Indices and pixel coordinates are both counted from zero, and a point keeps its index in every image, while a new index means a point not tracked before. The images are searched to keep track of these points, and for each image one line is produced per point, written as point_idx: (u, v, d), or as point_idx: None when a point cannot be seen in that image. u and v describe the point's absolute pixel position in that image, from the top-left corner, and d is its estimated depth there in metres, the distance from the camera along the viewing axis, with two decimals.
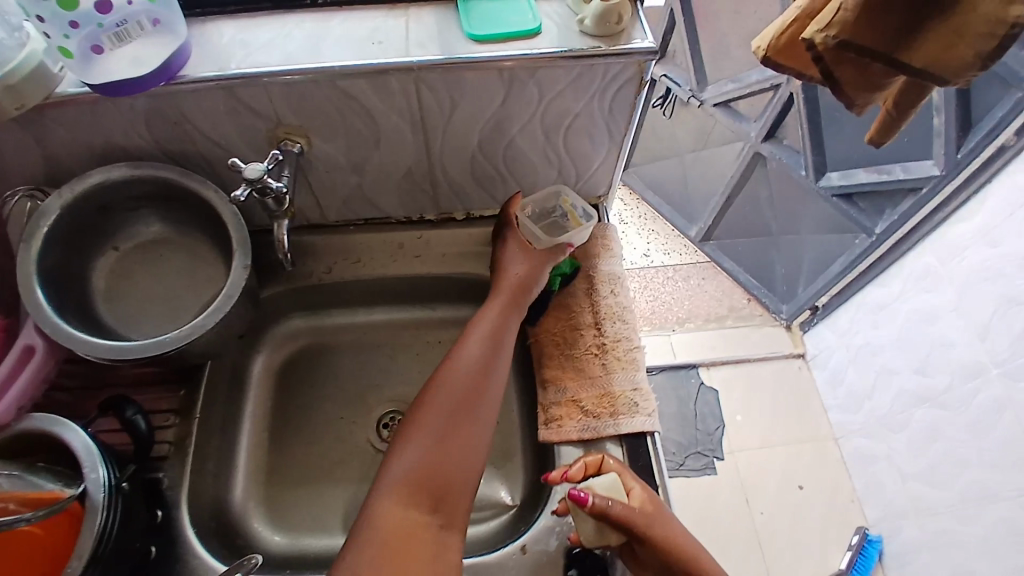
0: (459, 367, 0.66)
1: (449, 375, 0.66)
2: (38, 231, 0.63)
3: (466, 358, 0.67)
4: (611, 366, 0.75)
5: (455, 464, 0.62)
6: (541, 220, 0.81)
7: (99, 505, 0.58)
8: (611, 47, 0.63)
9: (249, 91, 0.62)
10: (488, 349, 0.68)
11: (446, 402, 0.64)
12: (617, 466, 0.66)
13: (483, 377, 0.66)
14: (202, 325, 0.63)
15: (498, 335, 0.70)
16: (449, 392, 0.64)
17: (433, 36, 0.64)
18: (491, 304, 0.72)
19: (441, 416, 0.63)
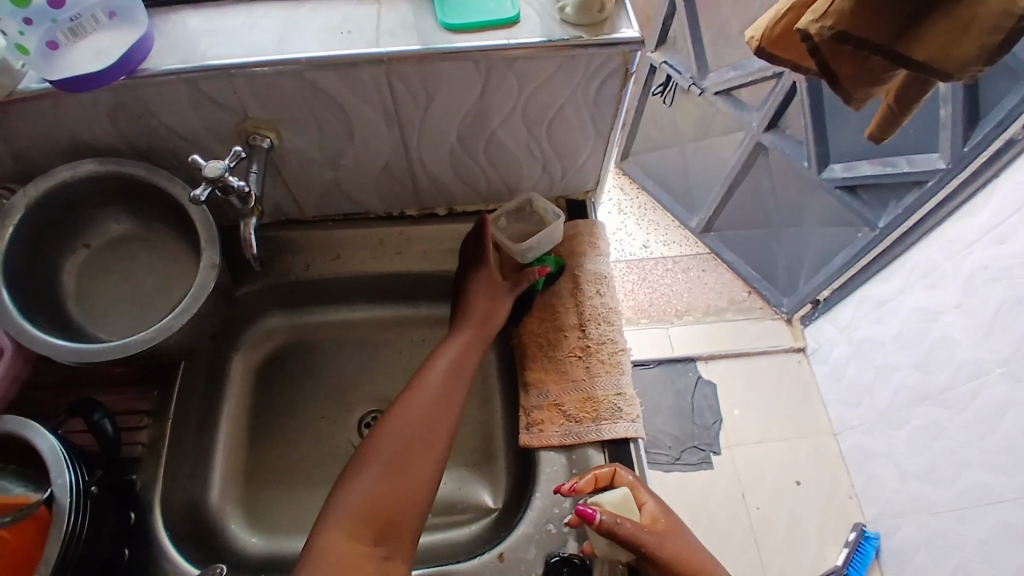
0: (419, 396, 0.66)
1: (408, 403, 0.65)
2: (2, 231, 0.60)
3: (427, 386, 0.67)
4: (594, 369, 0.72)
5: (406, 495, 0.60)
6: (516, 224, 0.80)
7: (65, 509, 0.56)
8: (594, 37, 0.60)
9: (214, 84, 0.59)
10: (450, 378, 0.68)
11: (404, 429, 0.63)
12: (627, 479, 0.64)
13: (444, 406, 0.66)
14: (168, 326, 0.60)
15: (459, 365, 0.69)
16: (406, 420, 0.64)
17: (406, 26, 0.61)
18: (450, 339, 0.71)
19: (397, 444, 0.62)
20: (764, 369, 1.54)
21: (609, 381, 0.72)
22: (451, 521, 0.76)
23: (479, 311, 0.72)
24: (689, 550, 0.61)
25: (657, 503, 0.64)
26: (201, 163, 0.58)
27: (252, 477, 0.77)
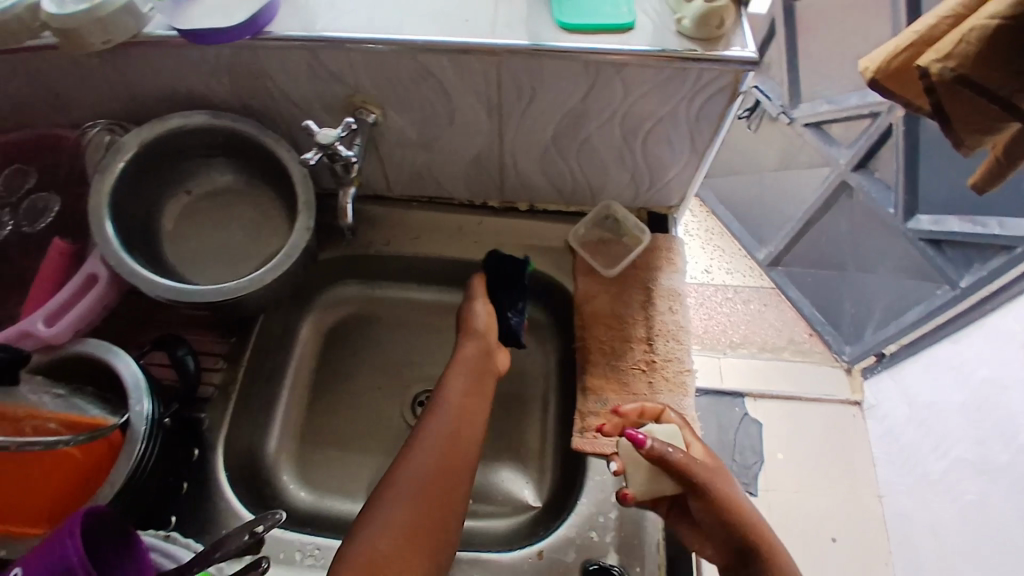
0: (434, 430, 0.67)
1: (425, 438, 0.66)
2: (114, 165, 0.64)
3: (441, 421, 0.68)
4: (618, 379, 0.72)
5: (418, 539, 0.59)
6: (594, 241, 0.80)
7: (138, 436, 0.59)
8: (708, 51, 0.60)
9: (331, 55, 0.62)
10: (463, 411, 0.69)
11: (420, 461, 0.64)
12: (679, 421, 0.68)
13: (462, 437, 0.67)
14: (260, 279, 0.64)
15: (466, 393, 0.70)
16: (421, 453, 0.65)
17: (520, 19, 0.62)
18: (452, 372, 0.72)
19: (410, 485, 0.62)
20: (812, 416, 1.49)
21: (626, 401, 0.71)
22: (489, 511, 0.77)
23: (474, 343, 0.74)
24: (739, 497, 0.62)
25: (706, 452, 0.66)
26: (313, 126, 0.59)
27: (305, 435, 0.80)
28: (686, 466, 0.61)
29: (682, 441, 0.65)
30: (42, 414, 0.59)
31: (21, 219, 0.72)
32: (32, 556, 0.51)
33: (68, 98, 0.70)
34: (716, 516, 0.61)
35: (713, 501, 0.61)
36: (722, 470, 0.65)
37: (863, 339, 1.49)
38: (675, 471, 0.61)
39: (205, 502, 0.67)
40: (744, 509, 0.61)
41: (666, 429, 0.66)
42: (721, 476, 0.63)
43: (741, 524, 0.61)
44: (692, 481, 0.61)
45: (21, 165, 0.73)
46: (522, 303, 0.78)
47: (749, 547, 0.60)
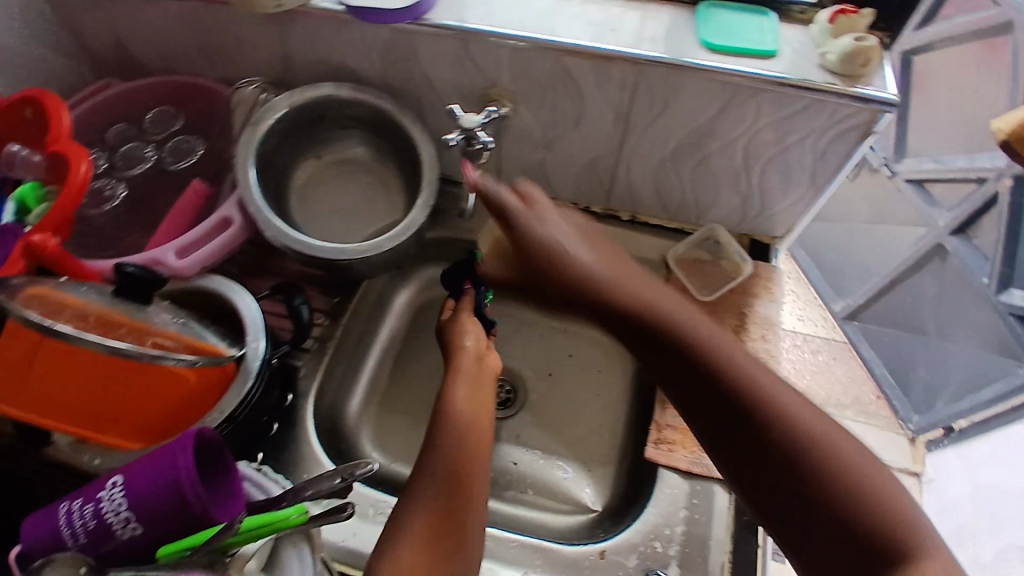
0: (444, 448, 0.64)
1: (434, 455, 0.63)
2: (264, 121, 0.69)
3: (451, 440, 0.64)
4: (588, 252, 0.63)
5: (433, 550, 0.56)
6: (688, 260, 0.80)
7: (251, 372, 0.63)
8: (847, 87, 0.61)
9: (479, 47, 0.65)
10: (470, 426, 0.66)
11: (435, 479, 0.61)
12: (686, 306, 0.58)
13: (473, 450, 0.65)
14: (378, 246, 0.68)
15: (469, 409, 0.68)
16: (433, 471, 0.62)
17: (666, 35, 0.64)
18: (453, 384, 0.70)
19: (427, 491, 0.60)
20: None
21: (620, 274, 0.61)
22: (548, 506, 0.78)
23: (467, 351, 0.74)
24: (756, 373, 0.52)
25: (729, 335, 0.56)
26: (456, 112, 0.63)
27: (383, 401, 0.83)
28: (676, 343, 0.55)
29: (685, 318, 0.56)
30: (177, 337, 0.58)
31: (165, 154, 0.77)
32: (139, 467, 0.53)
33: (225, 53, 0.75)
34: (717, 400, 0.52)
35: (703, 376, 0.53)
36: (743, 350, 0.54)
37: (935, 411, 1.35)
38: (663, 362, 0.55)
39: (291, 444, 0.71)
40: (757, 388, 0.51)
41: (659, 305, 0.58)
42: (736, 356, 0.53)
43: (747, 400, 0.51)
44: (685, 362, 0.54)
45: (172, 107, 0.78)
46: (491, 290, 0.81)
47: (759, 440, 0.50)
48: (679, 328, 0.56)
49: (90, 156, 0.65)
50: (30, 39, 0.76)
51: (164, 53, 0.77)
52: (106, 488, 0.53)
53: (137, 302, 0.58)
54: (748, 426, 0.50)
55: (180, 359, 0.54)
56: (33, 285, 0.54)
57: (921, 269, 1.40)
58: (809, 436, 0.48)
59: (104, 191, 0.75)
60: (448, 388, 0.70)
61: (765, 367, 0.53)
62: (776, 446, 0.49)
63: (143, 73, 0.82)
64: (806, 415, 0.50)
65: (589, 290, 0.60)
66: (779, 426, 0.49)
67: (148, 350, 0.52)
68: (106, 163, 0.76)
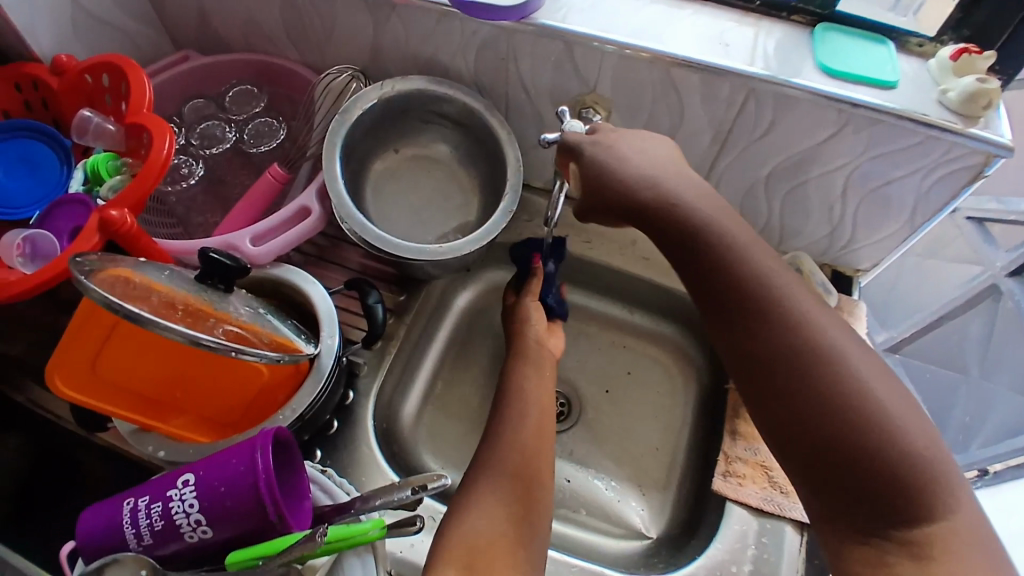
0: (515, 435, 0.64)
1: (501, 441, 0.64)
2: (353, 111, 0.68)
3: (522, 427, 0.65)
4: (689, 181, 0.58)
5: (496, 525, 0.56)
6: None
7: (324, 370, 0.61)
8: (966, 129, 0.58)
9: (584, 53, 0.63)
10: (539, 415, 0.66)
11: (499, 466, 0.61)
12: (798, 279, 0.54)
13: (543, 440, 0.64)
14: (459, 249, 0.66)
15: (540, 398, 0.68)
16: (496, 458, 0.62)
17: (780, 54, 0.62)
18: (520, 368, 0.71)
19: (504, 469, 0.61)
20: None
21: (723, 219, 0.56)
22: (601, 528, 0.75)
23: (525, 333, 0.74)
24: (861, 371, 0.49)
25: (838, 322, 0.53)
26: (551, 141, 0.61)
27: (438, 403, 0.80)
28: (785, 317, 0.52)
29: (797, 298, 0.53)
30: (257, 330, 0.55)
31: (245, 136, 0.77)
32: (212, 464, 0.50)
33: (312, 36, 0.73)
34: (825, 381, 0.49)
35: (815, 359, 0.50)
36: (850, 337, 0.51)
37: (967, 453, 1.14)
38: (770, 342, 0.51)
39: (350, 443, 0.69)
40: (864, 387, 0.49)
41: (771, 278, 0.53)
42: (846, 352, 0.50)
43: (857, 392, 0.48)
44: (796, 344, 0.51)
45: (256, 87, 0.78)
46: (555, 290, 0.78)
47: (853, 444, 0.47)
48: (789, 304, 0.52)
49: (173, 131, 0.61)
50: (119, 8, 0.75)
51: (249, 30, 0.76)
52: (175, 487, 0.51)
53: (220, 289, 0.56)
54: (848, 419, 0.48)
55: (263, 356, 0.51)
56: (112, 266, 0.51)
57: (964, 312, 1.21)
58: (909, 444, 0.47)
59: (180, 168, 0.74)
60: (514, 369, 0.71)
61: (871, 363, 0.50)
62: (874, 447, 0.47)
63: (224, 50, 0.81)
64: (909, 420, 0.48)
65: (701, 256, 0.55)
66: (881, 425, 0.47)
67: (233, 346, 0.49)
68: (183, 140, 0.76)
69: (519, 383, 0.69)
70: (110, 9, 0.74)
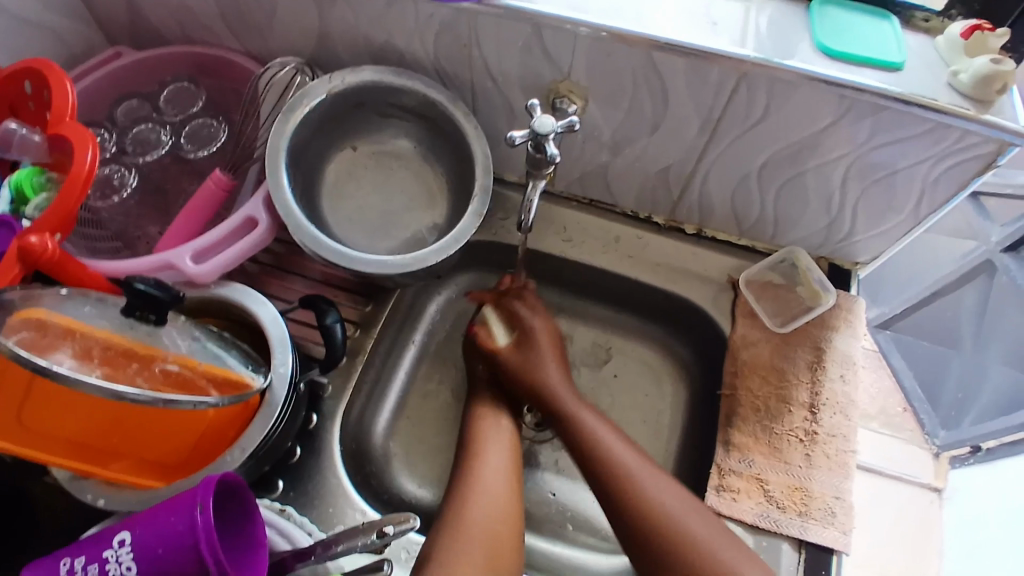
0: (478, 490, 0.60)
1: (456, 530, 0.57)
2: (299, 107, 0.61)
3: (476, 513, 0.59)
4: (540, 323, 0.70)
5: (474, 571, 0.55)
6: (764, 292, 0.73)
7: (279, 400, 0.56)
8: (980, 114, 0.52)
9: (555, 36, 0.56)
10: (505, 459, 0.64)
11: (463, 519, 0.58)
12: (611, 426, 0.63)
13: (508, 509, 0.60)
14: (425, 259, 0.60)
15: (501, 446, 0.65)
16: (450, 553, 0.56)
17: (773, 33, 0.55)
18: (484, 443, 0.65)
19: (482, 515, 0.59)
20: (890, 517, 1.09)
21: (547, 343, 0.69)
22: (588, 544, 0.71)
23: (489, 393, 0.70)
24: (657, 497, 0.59)
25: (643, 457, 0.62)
26: (558, 151, 0.55)
27: (413, 420, 0.75)
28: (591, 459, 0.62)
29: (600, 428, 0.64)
30: (195, 366, 0.50)
31: (182, 140, 0.69)
32: (150, 523, 0.46)
33: (251, 21, 0.65)
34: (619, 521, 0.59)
35: (616, 495, 0.60)
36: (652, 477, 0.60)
37: (958, 428, 1.11)
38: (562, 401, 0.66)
39: (315, 472, 0.64)
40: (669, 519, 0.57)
41: (583, 415, 0.65)
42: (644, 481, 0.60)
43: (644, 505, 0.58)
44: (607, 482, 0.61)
45: (192, 83, 0.70)
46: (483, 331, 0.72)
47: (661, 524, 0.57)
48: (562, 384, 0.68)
49: (97, 140, 0.54)
50: (47, 7, 0.66)
51: (181, 17, 0.68)
52: (112, 548, 0.46)
53: (150, 321, 0.50)
54: (647, 535, 0.57)
55: (200, 403, 0.46)
56: (27, 306, 0.46)
57: (967, 284, 1.06)
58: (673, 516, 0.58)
59: (112, 179, 0.67)
60: (473, 419, 0.67)
61: (677, 495, 0.59)
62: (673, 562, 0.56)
63: (157, 40, 0.72)
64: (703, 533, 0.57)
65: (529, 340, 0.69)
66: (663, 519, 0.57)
67: (162, 396, 0.45)
68: (114, 147, 0.69)
69: (480, 436, 0.65)
70: (32, 5, 0.65)
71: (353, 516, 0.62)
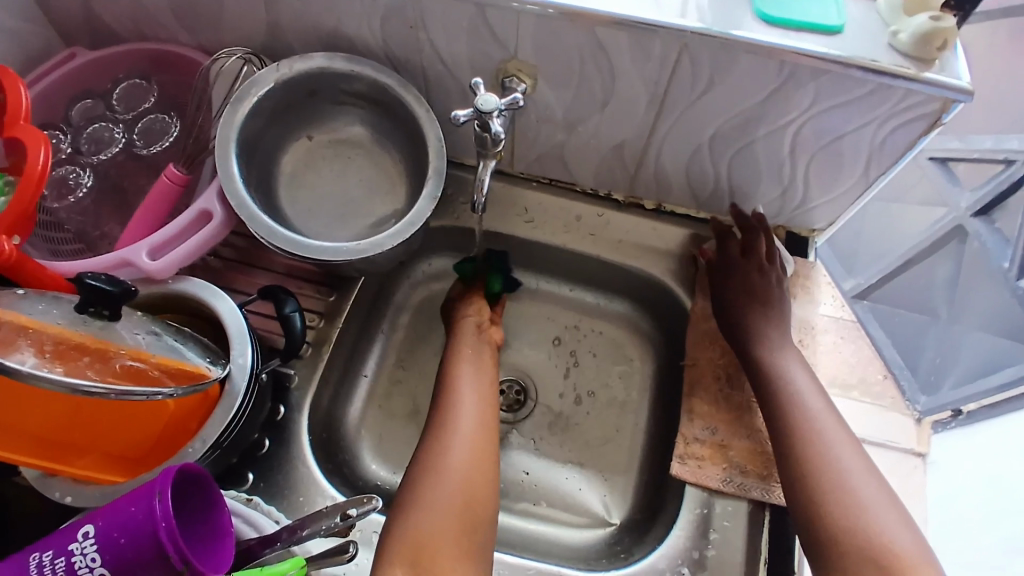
0: (460, 416, 0.62)
1: (440, 439, 0.61)
2: (247, 99, 0.61)
3: (458, 442, 0.60)
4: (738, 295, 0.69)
5: (458, 493, 0.57)
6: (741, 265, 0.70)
7: (239, 390, 0.56)
8: (920, 72, 0.52)
9: (498, 15, 0.56)
10: (481, 386, 0.66)
11: (447, 444, 0.60)
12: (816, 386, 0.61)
13: (486, 433, 0.62)
14: (382, 243, 0.60)
15: (479, 376, 0.67)
16: (435, 458, 0.59)
17: (716, 4, 0.55)
18: (462, 365, 0.67)
19: (468, 441, 0.61)
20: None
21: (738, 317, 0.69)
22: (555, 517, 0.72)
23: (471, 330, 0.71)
24: (832, 454, 0.58)
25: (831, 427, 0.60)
26: (503, 129, 0.55)
27: (384, 407, 0.76)
28: (783, 415, 0.61)
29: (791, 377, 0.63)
30: (149, 359, 0.51)
31: (135, 136, 0.69)
32: (111, 514, 0.46)
33: (199, 14, 0.65)
34: (797, 476, 0.57)
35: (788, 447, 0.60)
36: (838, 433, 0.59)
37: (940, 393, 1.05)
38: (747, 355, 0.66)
39: (284, 462, 0.64)
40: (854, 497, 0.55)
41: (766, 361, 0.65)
42: (827, 444, 0.58)
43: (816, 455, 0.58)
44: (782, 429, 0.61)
45: (144, 79, 0.70)
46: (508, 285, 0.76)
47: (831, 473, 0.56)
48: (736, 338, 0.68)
49: (49, 140, 0.54)
50: None
51: (133, 15, 0.68)
52: (76, 539, 0.46)
53: (105, 315, 0.51)
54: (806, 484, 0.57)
55: (153, 393, 0.46)
56: None
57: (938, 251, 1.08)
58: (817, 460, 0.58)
59: (67, 180, 0.67)
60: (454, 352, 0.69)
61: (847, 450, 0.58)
62: (838, 546, 0.53)
63: (112, 39, 0.72)
64: (882, 515, 0.54)
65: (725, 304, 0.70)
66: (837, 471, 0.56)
67: (115, 387, 0.45)
68: (69, 147, 0.68)
69: (457, 368, 0.67)
70: None
71: (323, 502, 0.63)
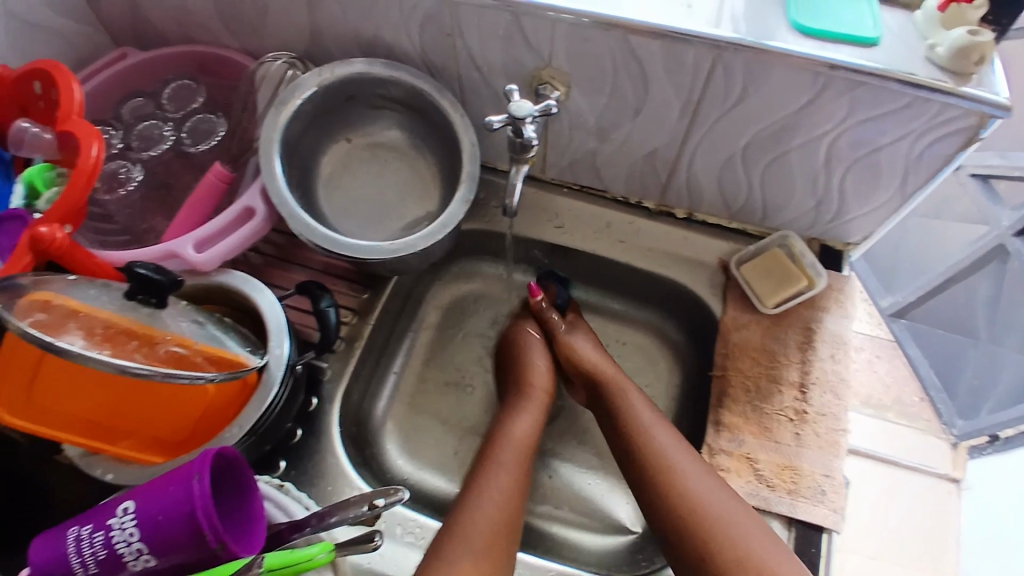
0: (507, 443, 0.66)
1: (486, 465, 0.64)
2: (290, 101, 0.64)
3: (505, 467, 0.64)
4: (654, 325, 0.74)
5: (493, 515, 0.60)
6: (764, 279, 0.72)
7: (275, 380, 0.58)
8: (958, 86, 0.52)
9: (533, 23, 0.57)
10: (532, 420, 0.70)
11: (493, 468, 0.64)
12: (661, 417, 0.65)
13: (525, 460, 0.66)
14: (416, 244, 0.62)
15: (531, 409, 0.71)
16: (478, 481, 0.62)
17: (749, 14, 0.56)
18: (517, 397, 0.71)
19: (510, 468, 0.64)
20: None
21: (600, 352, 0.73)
22: (575, 524, 0.73)
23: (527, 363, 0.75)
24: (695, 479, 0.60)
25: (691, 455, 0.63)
26: (536, 135, 0.56)
27: (411, 404, 0.77)
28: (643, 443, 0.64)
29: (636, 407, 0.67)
30: (192, 345, 0.53)
31: (183, 135, 0.73)
32: (151, 493, 0.48)
33: (246, 19, 0.68)
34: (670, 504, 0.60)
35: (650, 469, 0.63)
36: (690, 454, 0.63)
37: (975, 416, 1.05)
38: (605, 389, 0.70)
39: (314, 452, 0.66)
40: (749, 550, 0.56)
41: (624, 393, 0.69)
42: (691, 478, 0.60)
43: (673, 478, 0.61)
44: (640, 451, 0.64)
45: (192, 81, 0.74)
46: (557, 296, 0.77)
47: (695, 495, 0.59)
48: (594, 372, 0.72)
49: (102, 135, 0.57)
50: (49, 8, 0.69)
51: (184, 20, 0.71)
52: (116, 515, 0.49)
53: (152, 304, 0.54)
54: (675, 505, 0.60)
55: (197, 377, 0.49)
56: (38, 289, 0.50)
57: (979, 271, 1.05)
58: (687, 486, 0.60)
59: (118, 173, 0.70)
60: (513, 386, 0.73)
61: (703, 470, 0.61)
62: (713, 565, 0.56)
63: (162, 43, 0.76)
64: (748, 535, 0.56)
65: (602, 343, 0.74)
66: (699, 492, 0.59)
67: (161, 370, 0.47)
68: (120, 143, 0.72)
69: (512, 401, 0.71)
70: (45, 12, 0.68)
71: (350, 493, 0.65)
